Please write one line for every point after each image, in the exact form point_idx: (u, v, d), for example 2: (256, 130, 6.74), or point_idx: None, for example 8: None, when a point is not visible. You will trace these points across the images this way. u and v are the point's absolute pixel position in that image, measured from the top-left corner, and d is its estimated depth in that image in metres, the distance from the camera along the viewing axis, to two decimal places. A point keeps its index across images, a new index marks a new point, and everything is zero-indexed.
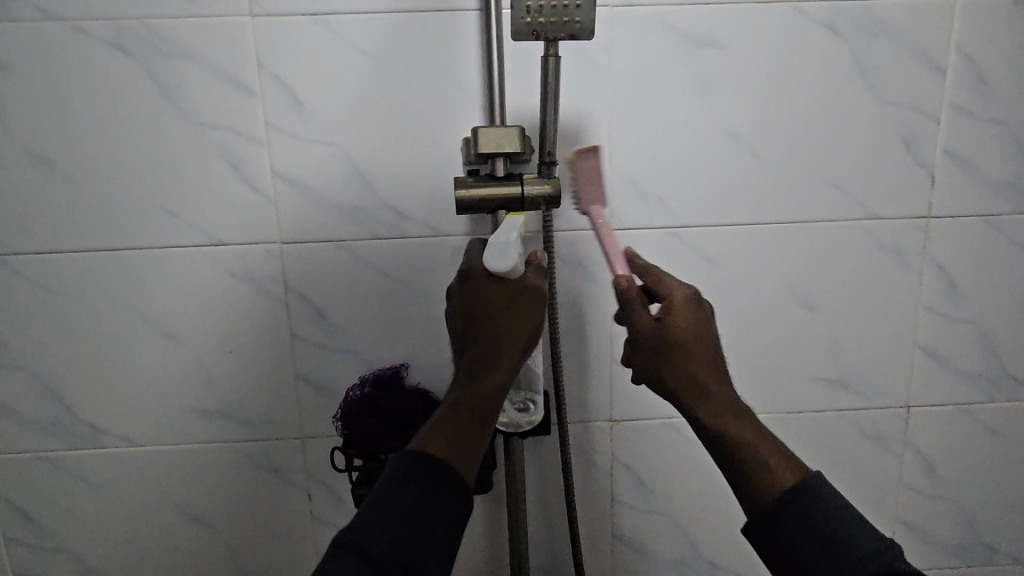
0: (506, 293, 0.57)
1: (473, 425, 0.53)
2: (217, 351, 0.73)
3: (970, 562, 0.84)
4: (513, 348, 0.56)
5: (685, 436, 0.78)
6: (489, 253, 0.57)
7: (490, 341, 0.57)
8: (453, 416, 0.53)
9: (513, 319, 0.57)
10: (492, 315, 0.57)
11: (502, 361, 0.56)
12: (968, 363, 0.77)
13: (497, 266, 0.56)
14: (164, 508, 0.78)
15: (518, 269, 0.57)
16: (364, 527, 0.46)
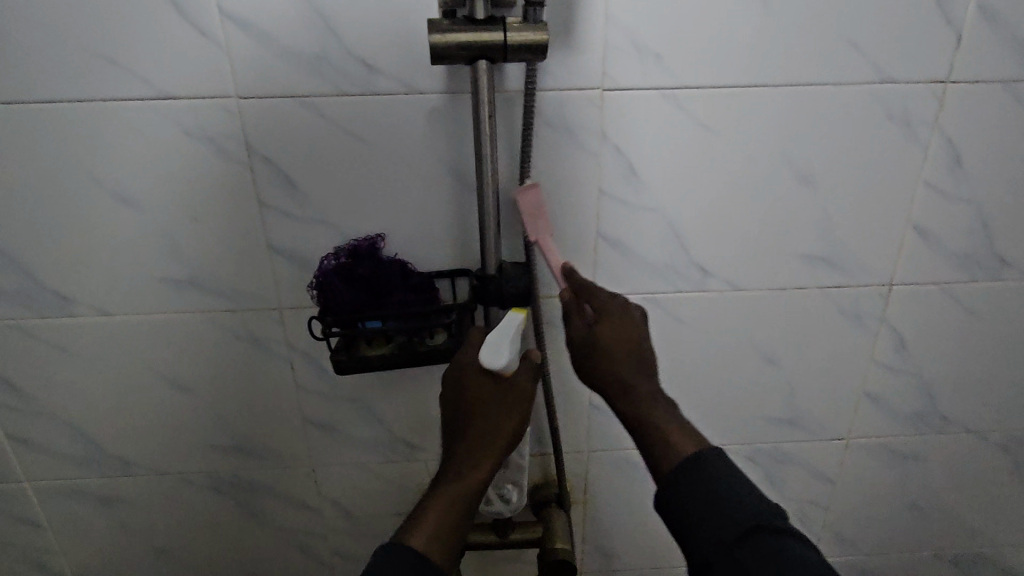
0: (497, 391, 0.61)
1: (456, 518, 0.57)
2: (182, 219, 0.69)
3: (924, 430, 0.89)
4: (498, 446, 0.61)
5: (666, 312, 0.78)
6: (485, 350, 0.60)
7: (478, 432, 0.61)
8: (436, 510, 0.56)
9: (497, 420, 0.61)
10: (479, 413, 0.61)
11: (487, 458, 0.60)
12: (958, 242, 0.76)
13: (494, 364, 0.59)
14: (147, 377, 0.78)
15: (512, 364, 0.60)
16: None
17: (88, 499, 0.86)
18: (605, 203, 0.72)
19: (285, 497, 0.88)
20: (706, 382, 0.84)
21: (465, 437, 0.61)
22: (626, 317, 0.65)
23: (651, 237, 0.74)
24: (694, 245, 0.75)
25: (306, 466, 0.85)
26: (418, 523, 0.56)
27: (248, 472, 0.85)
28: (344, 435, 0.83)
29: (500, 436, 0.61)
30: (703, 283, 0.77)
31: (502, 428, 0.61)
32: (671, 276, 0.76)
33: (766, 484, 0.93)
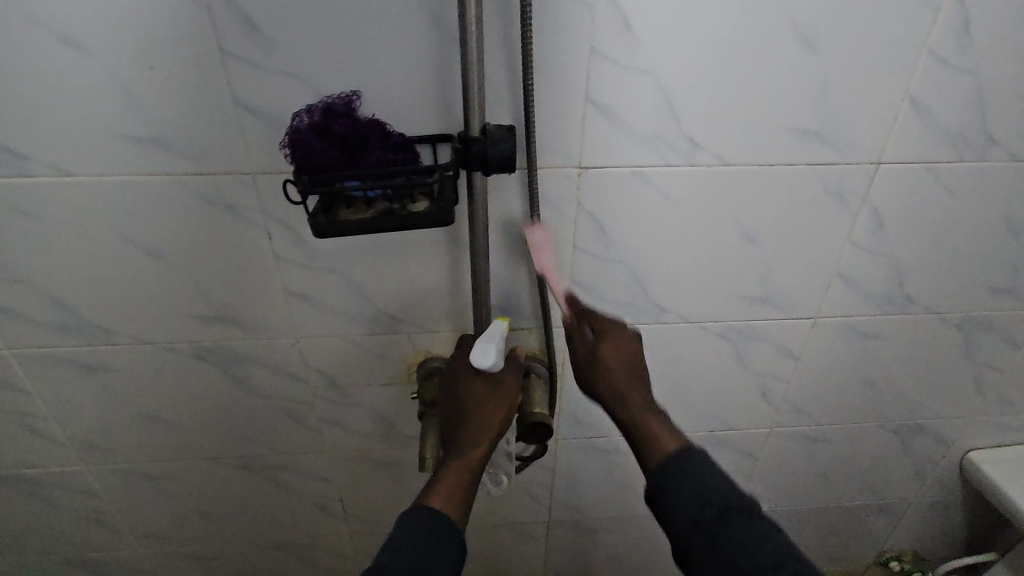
0: (488, 394, 0.72)
1: (464, 482, 0.66)
2: (137, 67, 0.64)
3: (888, 311, 0.94)
4: (490, 430, 0.70)
5: (654, 187, 0.77)
6: (474, 353, 0.71)
7: (476, 420, 0.70)
8: (448, 478, 0.66)
9: (488, 412, 0.71)
10: (474, 404, 0.71)
11: (482, 441, 0.69)
12: (953, 118, 0.74)
13: (481, 365, 0.70)
14: (118, 243, 0.76)
15: (497, 364, 0.71)
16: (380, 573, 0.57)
17: (73, 367, 0.87)
18: (596, 64, 0.68)
19: (271, 368, 0.90)
20: (686, 260, 0.85)
21: (464, 424, 0.70)
22: (622, 340, 0.76)
23: (642, 104, 0.71)
24: (686, 114, 0.72)
25: (290, 337, 0.87)
26: (430, 493, 0.65)
27: (232, 343, 0.86)
28: (327, 307, 0.84)
29: (492, 421, 0.70)
30: (692, 156, 0.75)
31: (492, 418, 0.70)
32: (660, 148, 0.74)
33: (735, 360, 0.98)
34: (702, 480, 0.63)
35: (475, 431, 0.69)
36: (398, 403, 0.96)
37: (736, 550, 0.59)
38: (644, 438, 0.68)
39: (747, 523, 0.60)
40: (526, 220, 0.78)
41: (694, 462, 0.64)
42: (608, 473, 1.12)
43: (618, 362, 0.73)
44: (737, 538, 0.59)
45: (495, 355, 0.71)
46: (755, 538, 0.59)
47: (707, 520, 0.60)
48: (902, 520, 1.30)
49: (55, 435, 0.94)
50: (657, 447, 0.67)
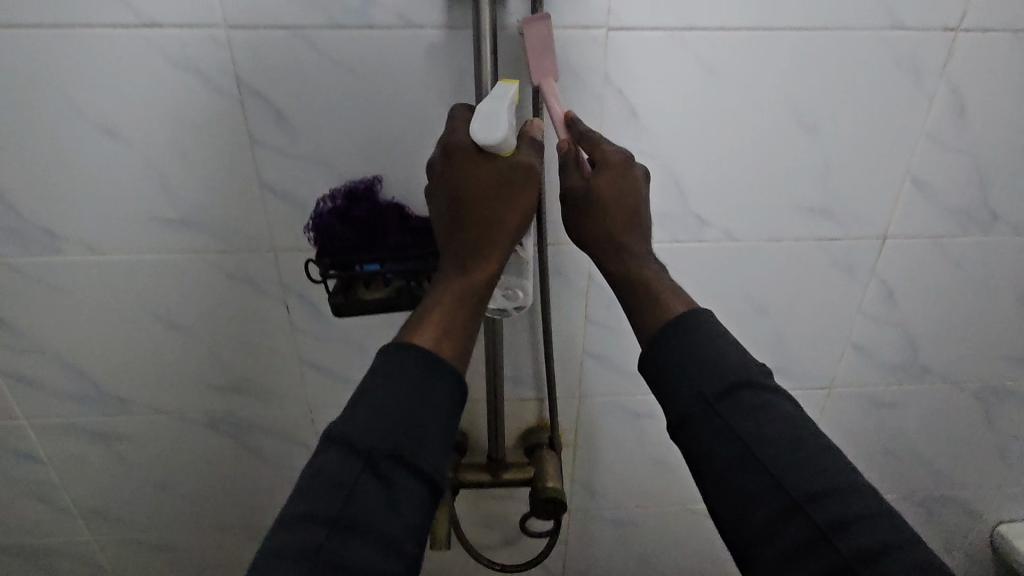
0: (498, 185, 0.56)
1: (464, 316, 0.53)
2: (172, 155, 0.68)
3: (903, 380, 0.93)
4: (496, 259, 0.56)
5: (663, 262, 0.79)
6: (475, 124, 0.53)
7: (478, 231, 0.56)
8: (440, 310, 0.52)
9: (491, 238, 0.56)
10: (483, 205, 0.56)
11: (483, 283, 0.55)
12: (954, 195, 0.76)
13: (486, 137, 0.53)
14: (141, 316, 0.78)
15: (508, 140, 0.54)
16: (352, 420, 0.46)
17: (87, 435, 0.87)
18: None
19: (283, 436, 0.90)
20: None
21: (461, 240, 0.56)
22: (624, 174, 0.60)
23: (651, 185, 0.73)
24: (693, 193, 0.74)
25: (303, 407, 0.87)
26: (414, 328, 0.52)
27: (246, 412, 0.87)
28: (341, 377, 0.85)
29: (496, 246, 0.56)
30: (700, 232, 0.77)
31: (500, 242, 0.56)
32: (668, 224, 0.76)
33: None
34: (713, 356, 0.53)
35: (477, 252, 0.55)
36: None
37: (741, 425, 0.50)
38: (646, 302, 0.58)
39: (758, 398, 0.51)
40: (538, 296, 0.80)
41: (703, 326, 0.55)
42: (623, 545, 1.08)
43: (617, 206, 0.60)
44: (744, 414, 0.51)
45: (505, 126, 0.53)
46: (761, 413, 0.51)
47: (709, 391, 0.52)
48: None
49: (63, 502, 0.94)
50: (660, 311, 0.57)
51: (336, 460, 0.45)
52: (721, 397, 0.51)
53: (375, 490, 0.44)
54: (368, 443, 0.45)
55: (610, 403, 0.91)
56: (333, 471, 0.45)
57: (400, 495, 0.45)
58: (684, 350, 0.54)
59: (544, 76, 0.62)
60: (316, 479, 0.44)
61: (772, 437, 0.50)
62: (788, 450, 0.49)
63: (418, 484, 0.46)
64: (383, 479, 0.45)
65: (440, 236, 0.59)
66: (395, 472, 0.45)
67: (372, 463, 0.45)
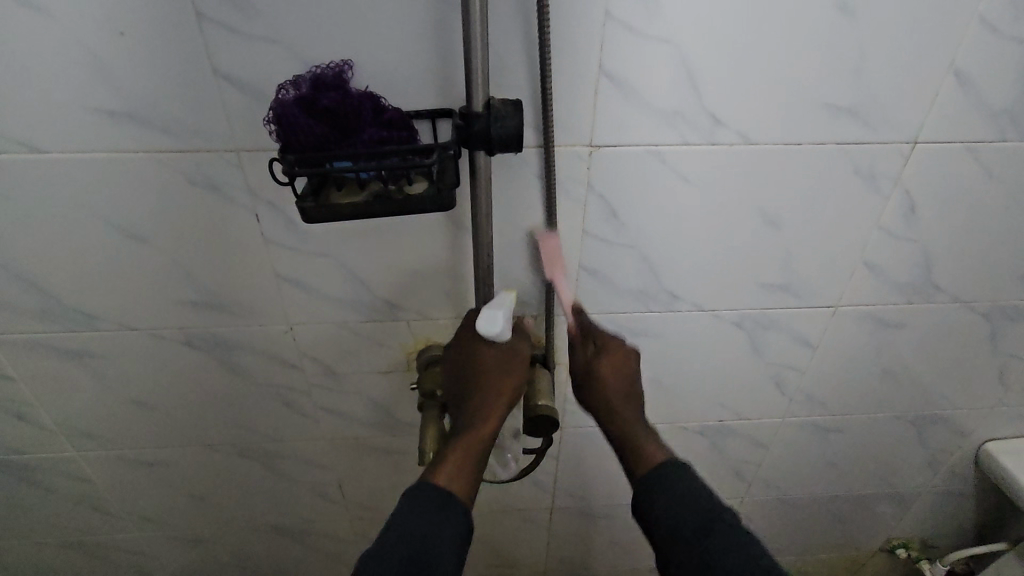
0: (494, 362, 0.68)
1: (474, 454, 0.64)
2: (105, 33, 0.58)
3: (912, 300, 0.89)
4: (502, 406, 0.67)
5: (671, 169, 0.72)
6: (481, 321, 0.67)
7: (487, 384, 0.68)
8: (456, 454, 0.63)
9: (496, 400, 0.67)
10: (486, 382, 0.68)
11: (489, 417, 0.66)
12: (999, 94, 0.68)
13: (488, 333, 0.67)
14: (96, 225, 0.71)
15: (505, 333, 0.68)
16: (384, 549, 0.56)
17: (56, 352, 0.83)
18: (612, 34, 0.62)
19: (264, 354, 0.86)
20: (701, 246, 0.80)
21: (472, 401, 0.67)
22: (622, 359, 0.75)
23: (661, 78, 0.65)
24: (708, 88, 0.66)
25: (283, 324, 0.83)
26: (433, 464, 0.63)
27: (222, 329, 0.83)
28: (321, 293, 0.79)
29: (499, 400, 0.67)
30: (712, 135, 0.69)
31: (502, 395, 0.67)
32: (679, 126, 0.68)
33: (748, 349, 0.93)
34: (691, 501, 0.62)
35: (484, 408, 0.66)
36: (398, 391, 0.93)
37: (713, 555, 0.58)
38: (635, 453, 0.68)
39: (727, 532, 0.60)
40: (530, 205, 0.73)
41: (682, 480, 0.64)
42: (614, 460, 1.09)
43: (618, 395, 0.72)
44: (715, 546, 0.59)
45: (503, 322, 0.67)
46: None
47: (684, 535, 0.61)
48: (910, 509, 1.27)
49: (43, 421, 0.91)
50: (644, 458, 0.67)
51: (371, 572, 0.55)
52: (695, 535, 0.60)
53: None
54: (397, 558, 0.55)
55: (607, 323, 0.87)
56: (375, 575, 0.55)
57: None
58: (668, 495, 0.63)
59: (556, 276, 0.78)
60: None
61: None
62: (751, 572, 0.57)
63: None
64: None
65: (453, 399, 0.71)
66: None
67: None
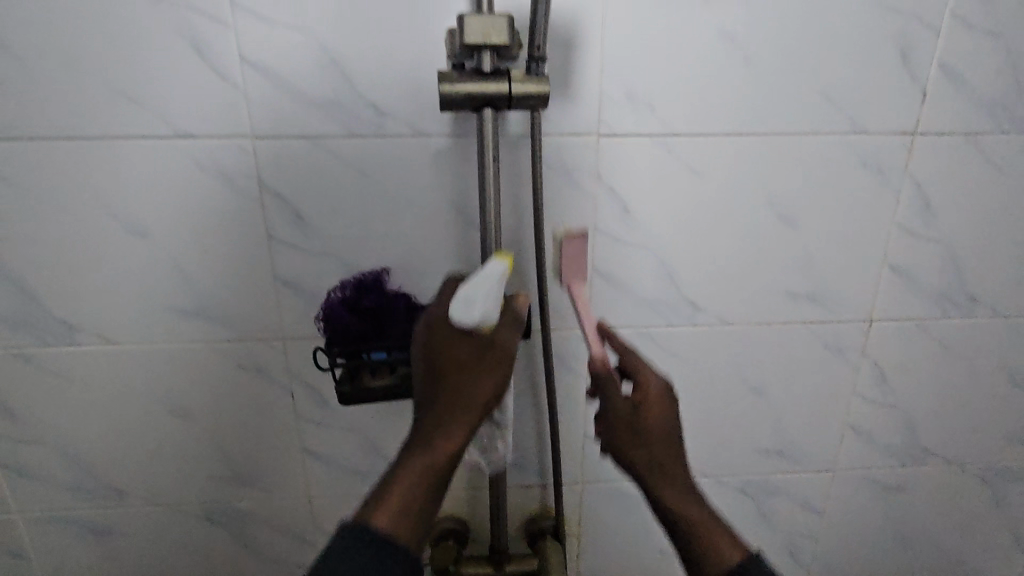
0: (468, 361, 0.57)
1: (421, 490, 0.54)
2: (192, 251, 0.72)
3: (906, 462, 0.92)
4: (457, 437, 0.56)
5: (661, 346, 0.81)
6: (455, 303, 0.56)
7: (443, 405, 0.57)
8: (399, 490, 0.54)
9: (459, 411, 0.56)
10: (453, 376, 0.57)
11: (434, 482, 0.55)
12: (931, 281, 0.81)
13: (465, 319, 0.56)
14: (147, 405, 0.79)
15: (488, 318, 0.56)
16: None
17: (78, 529, 0.85)
18: (601, 243, 0.75)
19: (279, 527, 0.88)
20: (697, 413, 0.86)
21: (429, 420, 0.57)
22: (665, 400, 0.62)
23: (645, 275, 0.77)
24: (684, 281, 0.78)
25: (302, 496, 0.86)
26: (373, 509, 0.53)
27: (243, 503, 0.86)
28: (342, 465, 0.84)
29: (450, 409, 0.56)
30: (693, 318, 0.80)
31: (447, 441, 0.55)
32: (663, 311, 0.79)
33: (757, 514, 0.94)
34: None
35: (444, 427, 0.56)
36: None
37: None
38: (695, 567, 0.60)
39: None
40: (539, 381, 0.81)
41: None
42: None
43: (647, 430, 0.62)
44: None
45: (483, 308, 0.56)
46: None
47: None
48: None
49: None
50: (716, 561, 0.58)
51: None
52: None
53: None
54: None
55: (615, 491, 0.90)
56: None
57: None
58: None
59: (572, 279, 0.68)
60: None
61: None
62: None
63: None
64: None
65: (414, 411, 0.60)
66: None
67: None
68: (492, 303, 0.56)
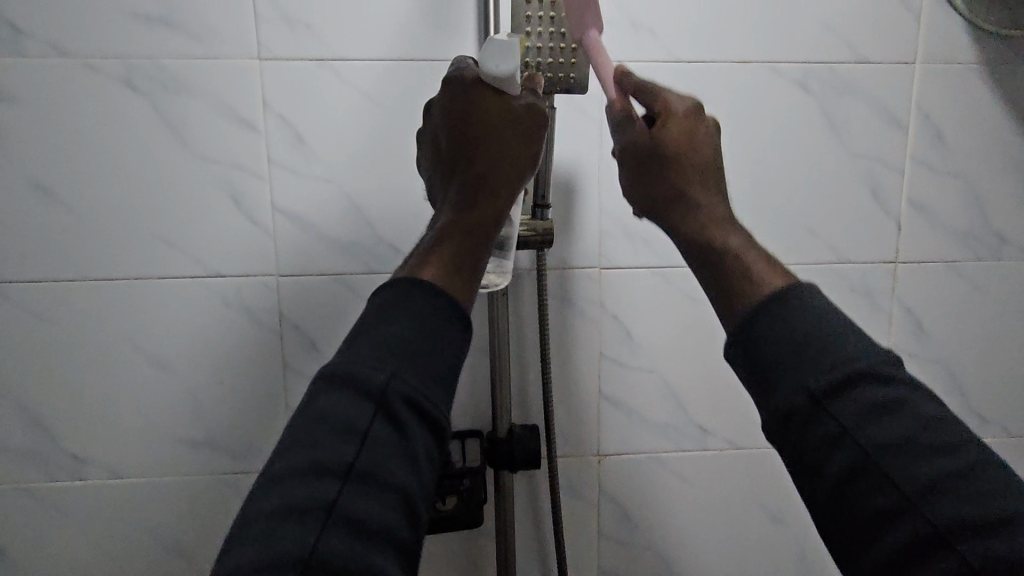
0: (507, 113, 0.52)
1: (471, 241, 0.48)
2: (208, 382, 0.74)
3: None
4: (504, 192, 0.51)
5: (672, 472, 0.80)
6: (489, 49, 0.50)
7: (483, 171, 0.51)
8: (450, 241, 0.48)
9: (517, 138, 0.52)
10: (493, 151, 0.52)
11: (481, 239, 0.49)
12: None
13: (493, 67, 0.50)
14: (144, 543, 0.76)
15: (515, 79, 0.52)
16: (355, 358, 0.41)
17: None
18: (606, 367, 0.77)
19: None
20: (717, 545, 0.82)
21: (467, 173, 0.51)
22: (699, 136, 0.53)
23: (651, 398, 0.78)
24: (692, 404, 0.79)
25: None
26: (415, 266, 0.46)
27: None
28: None
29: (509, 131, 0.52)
30: (703, 441, 0.79)
31: (495, 202, 0.51)
32: (672, 435, 0.79)
33: None
34: None
35: (495, 175, 0.51)
36: None
37: None
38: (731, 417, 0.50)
39: None
40: (550, 513, 0.78)
41: None
42: None
43: (686, 147, 0.52)
44: None
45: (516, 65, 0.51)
46: (878, 406, 0.40)
47: None
48: None
49: None
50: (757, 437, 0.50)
51: (338, 403, 0.40)
52: None
53: (387, 441, 0.39)
54: (379, 381, 0.40)
55: None
56: (321, 440, 0.39)
57: (417, 446, 0.40)
58: None
59: (586, 25, 0.58)
60: (302, 445, 0.39)
61: (899, 434, 0.40)
62: (864, 372, 0.41)
63: (432, 436, 0.42)
64: (396, 425, 0.40)
65: (439, 187, 0.54)
66: (410, 421, 0.40)
67: (382, 409, 0.40)
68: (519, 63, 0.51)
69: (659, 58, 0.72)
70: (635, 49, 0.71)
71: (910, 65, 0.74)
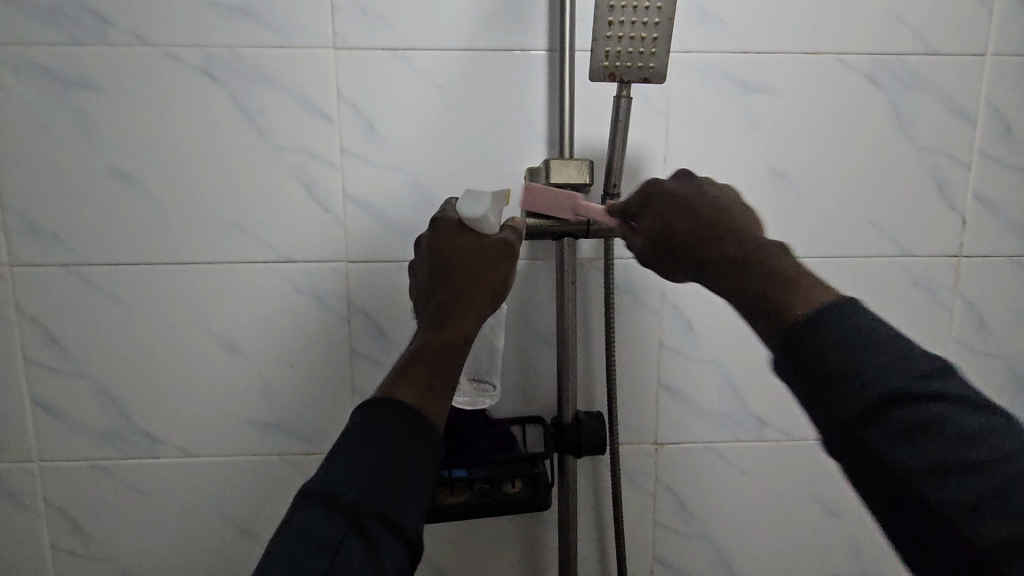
0: (478, 245, 0.58)
1: (442, 368, 0.52)
2: (277, 365, 0.76)
3: None
4: (472, 317, 0.56)
5: (729, 462, 0.80)
6: (465, 200, 0.59)
7: (452, 301, 0.56)
8: (421, 364, 0.52)
9: (484, 268, 0.58)
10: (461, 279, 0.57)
11: (452, 360, 0.53)
12: (995, 397, 0.81)
13: (470, 215, 0.58)
14: (212, 519, 0.78)
15: (490, 222, 0.59)
16: (336, 475, 0.44)
17: None
18: (666, 358, 0.78)
19: None
20: (772, 536, 0.82)
21: (443, 297, 0.57)
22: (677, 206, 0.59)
23: (709, 389, 0.79)
24: (750, 396, 0.79)
25: None
26: (393, 387, 0.50)
27: None
28: None
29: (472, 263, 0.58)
30: (759, 432, 0.80)
31: (462, 326, 0.55)
32: (730, 426, 0.80)
33: None
34: None
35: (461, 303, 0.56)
36: None
37: None
38: None
39: None
40: (609, 499, 0.79)
41: None
42: None
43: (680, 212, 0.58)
44: None
45: (488, 210, 0.59)
46: (920, 427, 0.41)
47: None
48: None
49: None
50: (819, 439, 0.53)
51: (318, 517, 0.42)
52: None
53: (358, 557, 0.41)
54: (354, 497, 0.43)
55: None
56: (298, 555, 0.40)
57: (387, 557, 0.42)
58: None
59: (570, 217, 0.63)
60: (279, 561, 0.40)
61: (936, 475, 0.41)
62: (904, 394, 0.42)
63: (402, 547, 0.43)
64: (369, 541, 0.42)
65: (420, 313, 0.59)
66: (382, 534, 0.42)
67: (355, 523, 0.42)
68: (492, 212, 0.59)
69: (729, 49, 0.72)
70: (705, 40, 0.71)
71: (982, 57, 0.73)
